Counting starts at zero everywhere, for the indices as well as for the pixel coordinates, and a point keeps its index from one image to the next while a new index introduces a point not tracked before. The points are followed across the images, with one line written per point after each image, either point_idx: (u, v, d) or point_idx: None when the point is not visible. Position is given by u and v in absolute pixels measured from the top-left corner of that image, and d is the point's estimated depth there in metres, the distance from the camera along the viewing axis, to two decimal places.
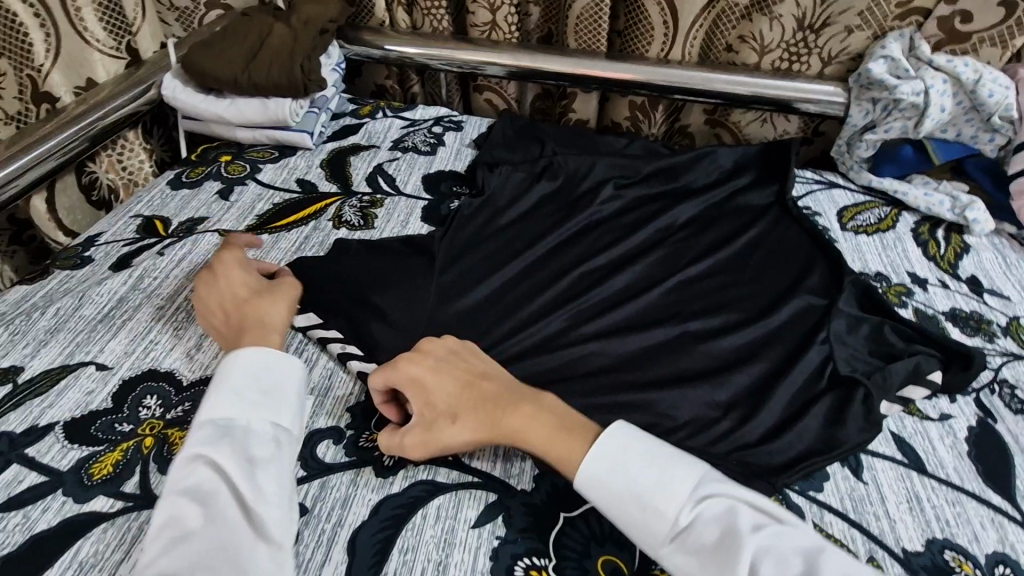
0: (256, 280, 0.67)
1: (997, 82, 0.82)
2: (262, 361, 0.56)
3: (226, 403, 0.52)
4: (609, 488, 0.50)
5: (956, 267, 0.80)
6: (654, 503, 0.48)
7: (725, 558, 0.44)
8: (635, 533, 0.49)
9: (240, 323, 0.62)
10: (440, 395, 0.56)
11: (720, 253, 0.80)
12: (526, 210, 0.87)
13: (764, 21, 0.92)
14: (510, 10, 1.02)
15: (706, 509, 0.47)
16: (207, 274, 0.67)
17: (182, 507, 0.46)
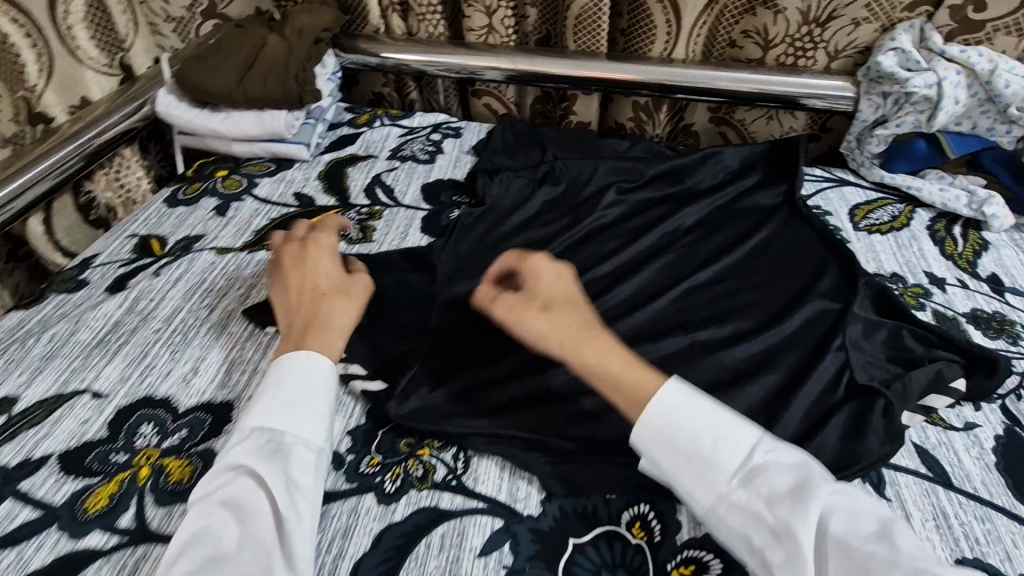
0: (339, 278, 0.67)
1: (1013, 72, 0.79)
2: (308, 369, 0.57)
3: (262, 417, 0.53)
4: (681, 422, 0.50)
5: (975, 266, 0.77)
6: (726, 440, 0.49)
7: (797, 500, 0.45)
8: (699, 473, 0.49)
9: (309, 313, 0.62)
10: (555, 290, 0.62)
11: (730, 258, 0.78)
12: (527, 218, 0.85)
13: (768, 14, 0.89)
14: (507, 12, 1.00)
15: (776, 460, 0.48)
16: (298, 257, 0.69)
17: (208, 521, 0.47)
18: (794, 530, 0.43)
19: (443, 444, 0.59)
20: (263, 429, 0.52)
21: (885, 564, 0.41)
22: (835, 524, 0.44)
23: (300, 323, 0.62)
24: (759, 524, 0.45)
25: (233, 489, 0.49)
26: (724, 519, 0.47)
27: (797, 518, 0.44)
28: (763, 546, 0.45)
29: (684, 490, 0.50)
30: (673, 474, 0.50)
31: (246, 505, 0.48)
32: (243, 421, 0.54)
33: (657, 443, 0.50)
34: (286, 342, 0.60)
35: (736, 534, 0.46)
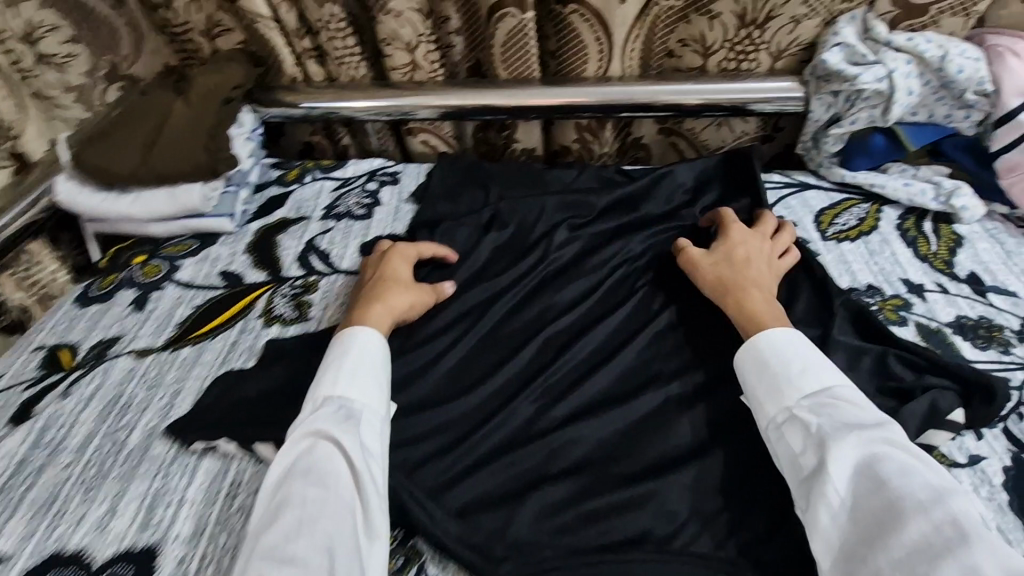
0: (404, 280, 0.73)
1: (964, 55, 0.75)
2: (364, 348, 0.65)
3: (339, 385, 0.61)
4: (769, 357, 0.60)
5: (952, 266, 0.73)
6: (801, 376, 0.58)
7: (858, 436, 0.52)
8: (771, 394, 0.58)
9: (366, 303, 0.70)
10: (737, 250, 0.71)
11: (695, 293, 0.73)
12: (476, 269, 0.79)
13: (703, 21, 0.85)
14: (429, 47, 0.93)
15: (858, 407, 0.55)
16: (381, 256, 0.77)
17: (296, 468, 0.55)
18: (842, 455, 0.52)
19: (401, 565, 0.55)
20: (342, 398, 0.61)
21: (914, 504, 0.47)
22: (891, 465, 0.50)
23: (357, 308, 0.70)
24: (810, 443, 0.54)
25: (316, 446, 0.57)
26: (777, 434, 0.57)
27: (841, 451, 0.52)
28: (803, 459, 0.54)
29: (751, 405, 0.60)
30: (747, 388, 0.61)
31: (324, 460, 0.55)
32: (312, 394, 0.61)
33: (747, 360, 0.61)
34: (348, 318, 0.70)
35: (784, 448, 0.56)
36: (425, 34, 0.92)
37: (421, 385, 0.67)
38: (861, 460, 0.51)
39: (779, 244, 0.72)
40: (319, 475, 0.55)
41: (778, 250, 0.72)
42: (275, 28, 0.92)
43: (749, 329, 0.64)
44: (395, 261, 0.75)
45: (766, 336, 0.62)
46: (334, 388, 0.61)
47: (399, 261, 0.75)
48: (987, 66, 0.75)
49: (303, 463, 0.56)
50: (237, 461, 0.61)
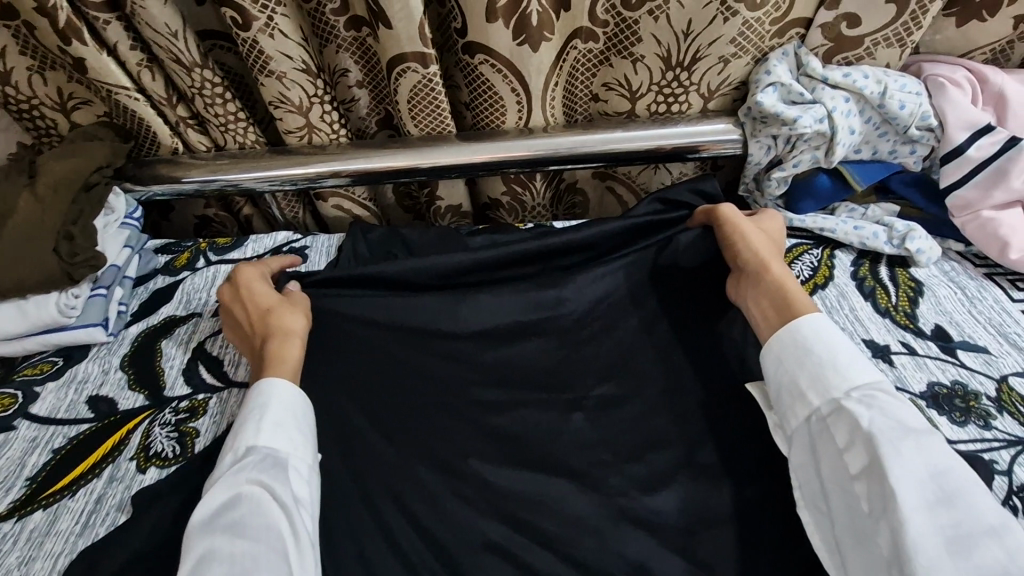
0: (276, 297, 0.68)
1: (904, 89, 0.70)
2: (284, 396, 0.59)
3: (263, 425, 0.56)
4: (811, 337, 0.58)
5: (916, 319, 0.67)
6: (843, 363, 0.56)
7: (912, 439, 0.50)
8: (813, 379, 0.56)
9: (259, 345, 0.65)
10: (770, 229, 0.70)
11: (645, 380, 0.65)
12: (393, 368, 0.67)
13: (625, 63, 0.76)
14: (325, 107, 0.81)
15: (903, 406, 0.52)
16: (233, 289, 0.69)
17: (223, 521, 0.50)
18: (897, 459, 0.49)
19: None
20: (264, 438, 0.55)
21: (973, 522, 0.45)
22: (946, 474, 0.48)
23: (258, 355, 0.65)
24: (860, 446, 0.52)
25: (243, 494, 0.51)
26: (822, 430, 0.54)
27: (890, 450, 0.49)
28: (850, 459, 0.52)
29: (789, 398, 0.57)
30: (784, 374, 0.58)
31: (255, 506, 0.50)
32: (233, 442, 0.56)
33: (786, 349, 0.59)
34: (254, 371, 0.64)
35: (829, 448, 0.54)
36: (318, 94, 0.79)
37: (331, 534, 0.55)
38: (918, 469, 0.49)
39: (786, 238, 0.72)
40: (244, 526, 0.49)
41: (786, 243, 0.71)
42: (142, 99, 0.79)
43: (779, 300, 0.63)
44: (255, 282, 0.69)
45: (808, 308, 0.62)
46: (254, 435, 0.56)
47: (258, 281, 0.69)
48: (929, 100, 0.70)
49: (232, 512, 0.50)
50: None
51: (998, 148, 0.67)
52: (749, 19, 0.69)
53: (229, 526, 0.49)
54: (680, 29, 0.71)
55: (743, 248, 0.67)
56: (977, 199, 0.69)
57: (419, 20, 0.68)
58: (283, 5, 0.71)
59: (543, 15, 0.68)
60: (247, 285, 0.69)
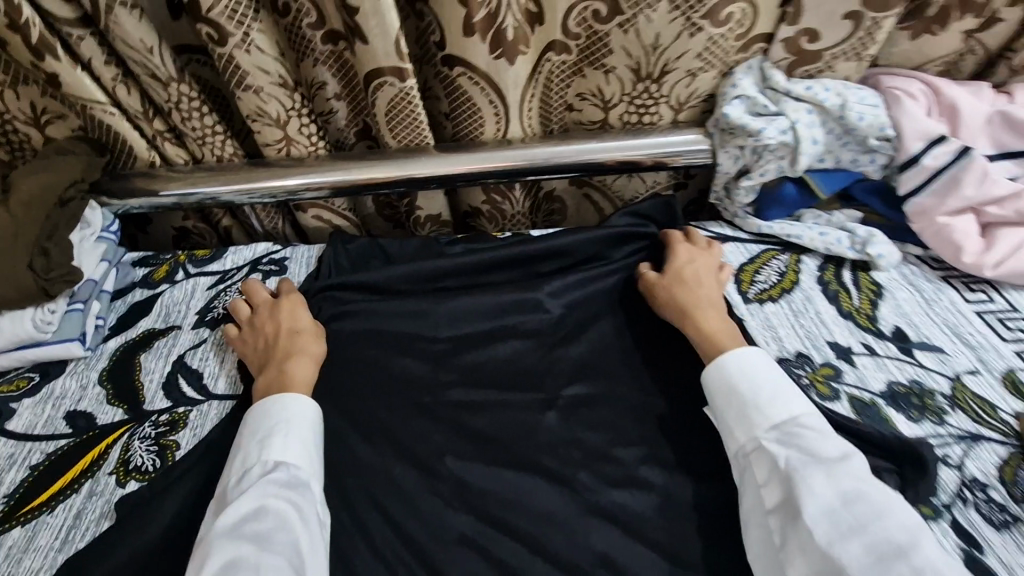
0: (306, 322, 0.71)
1: (863, 101, 0.73)
2: (269, 411, 0.61)
3: (291, 440, 0.58)
4: (729, 379, 0.60)
5: (876, 321, 0.70)
6: (760, 401, 0.58)
7: (827, 471, 0.51)
8: (737, 419, 0.58)
9: (276, 359, 0.67)
10: (688, 266, 0.72)
11: (619, 381, 0.67)
12: (373, 378, 0.68)
13: (598, 75, 0.78)
14: (304, 119, 0.82)
15: (819, 439, 0.54)
16: (270, 305, 0.72)
17: (247, 531, 0.51)
18: (813, 490, 0.51)
19: None
20: (289, 453, 0.57)
21: (884, 545, 0.47)
22: (857, 502, 0.49)
23: (273, 367, 0.66)
24: (776, 482, 0.53)
25: (271, 506, 0.53)
26: (744, 467, 0.56)
27: (810, 481, 0.51)
28: (767, 494, 0.53)
29: (721, 434, 0.60)
30: (716, 415, 0.60)
31: (281, 518, 0.52)
32: (255, 458, 0.57)
33: (713, 389, 0.61)
34: (265, 378, 0.65)
35: (750, 484, 0.55)
36: (296, 107, 0.80)
37: None
38: (833, 500, 0.50)
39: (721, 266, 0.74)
40: (265, 538, 0.51)
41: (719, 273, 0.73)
42: (118, 114, 0.79)
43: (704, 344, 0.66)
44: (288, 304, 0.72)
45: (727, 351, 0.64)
46: (278, 448, 0.58)
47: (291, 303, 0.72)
48: (887, 111, 0.73)
49: (255, 522, 0.52)
50: None
51: (950, 158, 0.71)
52: (714, 36, 0.72)
53: (252, 536, 0.51)
54: (649, 43, 0.73)
55: (662, 294, 0.70)
56: (932, 206, 0.72)
57: (395, 34, 0.69)
58: (259, 20, 0.71)
59: (518, 29, 0.70)
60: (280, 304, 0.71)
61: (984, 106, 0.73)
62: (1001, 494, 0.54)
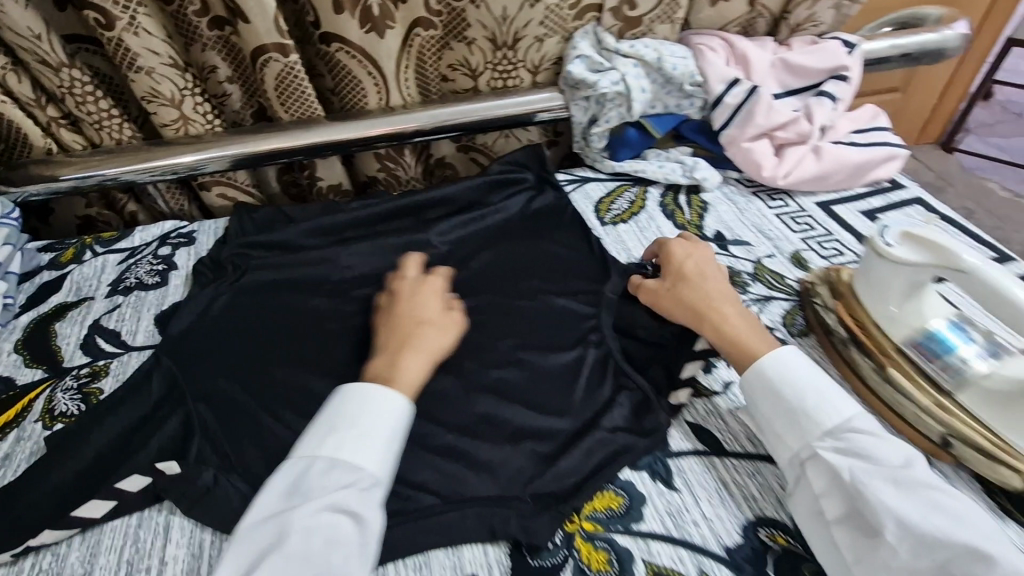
0: (440, 313, 0.69)
1: (676, 55, 0.90)
2: (348, 413, 0.56)
3: (376, 446, 0.55)
4: (772, 386, 0.57)
5: (702, 228, 0.87)
6: (806, 410, 0.54)
7: (895, 481, 0.48)
8: (785, 428, 0.55)
9: (399, 343, 0.65)
10: (688, 265, 0.70)
11: (500, 292, 0.79)
12: (282, 315, 0.76)
13: (462, 47, 0.92)
14: (198, 99, 0.89)
15: (880, 444, 0.51)
16: (413, 288, 0.72)
17: (302, 544, 0.48)
18: (885, 503, 0.47)
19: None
20: (369, 461, 0.54)
21: (960, 551, 0.44)
22: (935, 518, 0.46)
23: (394, 349, 0.64)
24: (838, 494, 0.50)
25: (328, 519, 0.50)
26: (798, 475, 0.53)
27: (877, 492, 0.48)
28: (829, 505, 0.51)
29: (769, 439, 0.57)
30: (761, 420, 0.57)
31: (342, 540, 0.49)
32: (321, 454, 0.53)
33: (754, 396, 0.58)
34: (379, 362, 0.63)
35: (807, 490, 0.52)
36: (188, 87, 0.87)
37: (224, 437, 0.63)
38: (910, 511, 0.46)
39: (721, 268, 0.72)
40: (316, 551, 0.48)
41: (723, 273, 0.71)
42: (9, 102, 0.83)
43: (731, 349, 0.62)
44: (423, 295, 0.71)
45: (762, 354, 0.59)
46: (358, 451, 0.54)
47: (427, 294, 0.71)
48: (695, 62, 0.90)
49: (313, 538, 0.49)
50: (20, 565, 0.56)
51: (744, 95, 0.88)
52: (550, 6, 0.86)
53: (302, 549, 0.48)
54: (499, 15, 0.87)
55: (675, 309, 0.67)
56: (737, 134, 0.90)
57: (272, 13, 0.78)
58: (144, 5, 0.78)
59: (382, 6, 0.81)
60: (416, 293, 0.71)
61: (768, 54, 0.92)
62: (782, 333, 0.70)
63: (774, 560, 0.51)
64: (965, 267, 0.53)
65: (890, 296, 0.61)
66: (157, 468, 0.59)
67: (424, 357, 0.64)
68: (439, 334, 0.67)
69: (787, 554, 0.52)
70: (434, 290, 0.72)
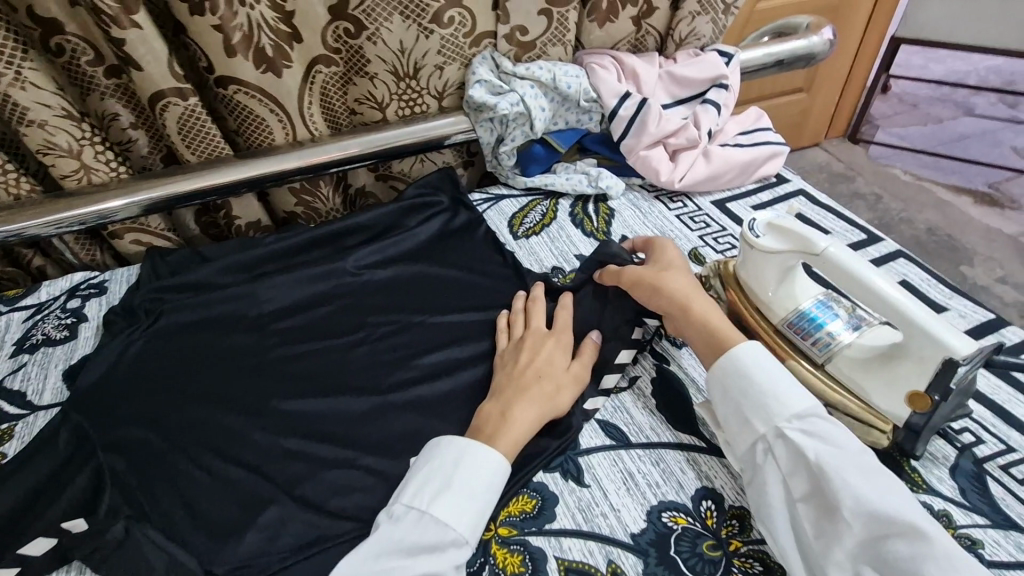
0: (563, 370, 0.66)
1: (569, 74, 0.95)
2: (465, 466, 0.55)
3: (481, 515, 0.54)
4: (744, 372, 0.58)
5: (609, 234, 0.92)
6: (778, 395, 0.55)
7: (854, 464, 0.50)
8: (757, 411, 0.56)
9: (512, 388, 0.63)
10: (674, 258, 0.72)
11: (418, 311, 0.81)
12: (197, 355, 0.75)
13: (366, 81, 0.94)
14: (99, 147, 0.88)
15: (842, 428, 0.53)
16: (537, 337, 0.69)
17: None
18: (846, 483, 0.49)
19: None
20: (471, 532, 0.53)
21: (909, 530, 0.46)
22: (888, 498, 0.48)
23: (507, 394, 0.62)
24: (803, 474, 0.52)
25: None
26: (762, 458, 0.55)
27: (838, 473, 0.50)
28: (795, 485, 0.53)
29: (735, 422, 0.58)
30: (729, 404, 0.58)
31: None
32: (429, 508, 0.53)
33: (721, 380, 0.59)
34: (489, 405, 0.62)
35: (773, 471, 0.54)
36: (86, 136, 0.86)
37: (135, 486, 0.62)
38: (869, 491, 0.48)
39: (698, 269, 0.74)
40: None
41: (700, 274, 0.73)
42: None
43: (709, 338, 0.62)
44: (551, 343, 0.68)
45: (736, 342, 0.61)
46: (468, 511, 0.53)
47: (553, 345, 0.68)
48: (588, 80, 0.96)
49: None
50: None
51: (636, 107, 0.94)
52: (445, 35, 0.91)
53: None
54: (396, 48, 0.90)
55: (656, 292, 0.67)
56: (635, 143, 0.96)
57: (165, 58, 0.79)
58: (29, 58, 0.78)
59: (276, 46, 0.83)
60: (543, 340, 0.68)
61: (654, 68, 0.99)
62: None
63: (676, 541, 0.54)
64: (820, 250, 0.59)
65: (767, 282, 0.65)
66: (62, 527, 0.57)
67: (534, 413, 0.61)
68: (554, 385, 0.63)
69: (688, 533, 0.55)
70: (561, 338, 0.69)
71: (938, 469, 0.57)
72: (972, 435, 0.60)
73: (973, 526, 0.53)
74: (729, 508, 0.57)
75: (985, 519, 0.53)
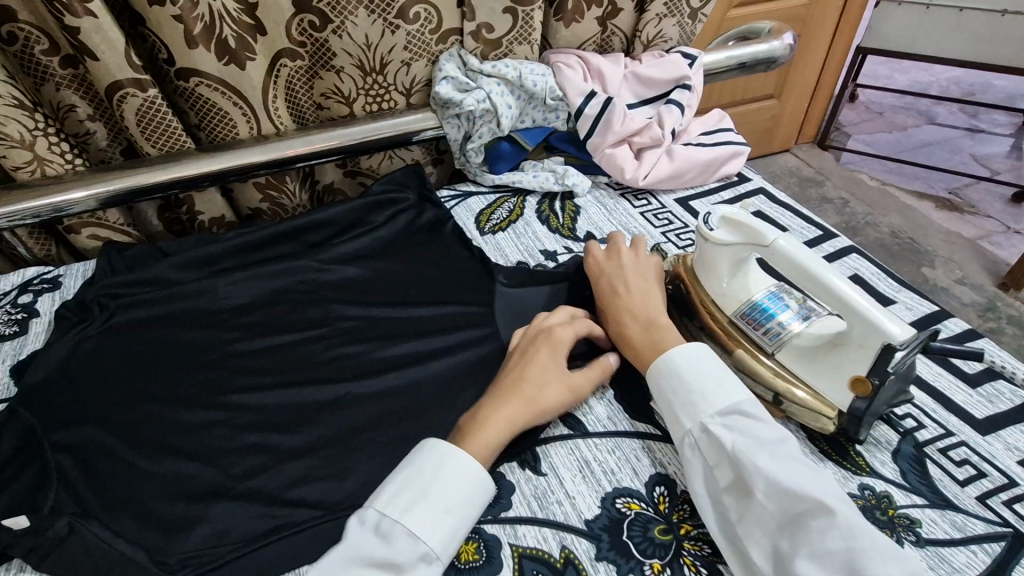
0: (552, 365, 0.63)
1: (534, 72, 0.95)
2: (445, 473, 0.53)
3: (456, 529, 0.52)
4: (672, 375, 0.59)
5: (575, 230, 0.93)
6: (700, 392, 0.57)
7: (768, 452, 0.52)
8: (683, 410, 0.58)
9: (495, 394, 0.62)
10: (603, 283, 0.72)
11: (384, 305, 0.81)
12: (153, 350, 0.74)
13: (332, 75, 0.94)
14: (54, 138, 0.85)
15: (760, 420, 0.54)
16: (533, 336, 0.67)
17: None
18: (758, 469, 0.50)
19: None
20: (444, 544, 0.51)
21: (820, 509, 0.48)
22: (798, 479, 0.50)
23: (487, 399, 0.61)
24: (726, 463, 0.54)
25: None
26: (692, 451, 0.57)
27: (753, 461, 0.51)
28: (719, 475, 0.54)
29: (668, 419, 0.60)
30: (662, 403, 0.60)
31: None
32: (403, 514, 0.51)
33: (655, 380, 0.61)
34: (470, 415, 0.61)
35: (701, 464, 0.56)
36: (40, 127, 0.83)
37: (83, 482, 0.60)
38: (781, 476, 0.50)
39: (642, 271, 0.73)
40: None
41: (643, 276, 0.72)
42: None
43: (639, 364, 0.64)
44: (542, 341, 0.66)
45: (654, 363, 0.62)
46: (443, 520, 0.51)
47: (545, 342, 0.65)
48: (554, 79, 0.97)
49: None
50: None
51: (601, 105, 0.95)
52: (411, 31, 0.91)
53: None
54: (361, 43, 0.90)
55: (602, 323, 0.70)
56: (601, 141, 0.97)
57: (122, 49, 0.78)
58: None
59: (239, 38, 0.83)
60: (536, 338, 0.66)
61: (620, 69, 1.01)
62: None
63: (628, 526, 0.55)
64: (770, 243, 0.61)
65: (721, 272, 0.67)
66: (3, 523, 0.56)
67: (510, 416, 0.59)
68: (535, 382, 0.62)
69: (640, 518, 0.56)
70: (554, 332, 0.67)
71: (881, 453, 0.59)
72: (914, 421, 0.62)
73: (911, 506, 0.55)
74: (681, 494, 0.58)
75: (923, 499, 0.56)
